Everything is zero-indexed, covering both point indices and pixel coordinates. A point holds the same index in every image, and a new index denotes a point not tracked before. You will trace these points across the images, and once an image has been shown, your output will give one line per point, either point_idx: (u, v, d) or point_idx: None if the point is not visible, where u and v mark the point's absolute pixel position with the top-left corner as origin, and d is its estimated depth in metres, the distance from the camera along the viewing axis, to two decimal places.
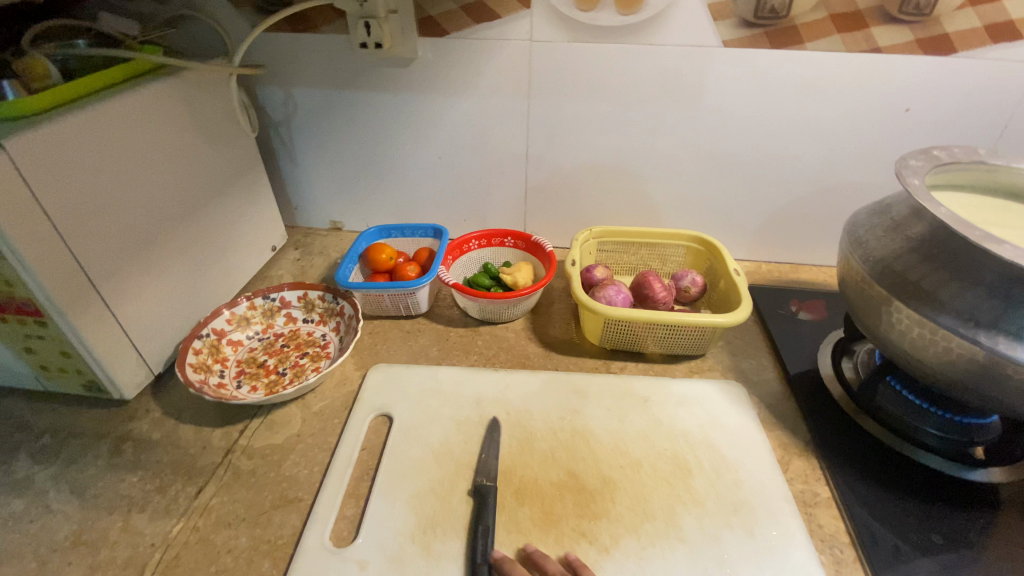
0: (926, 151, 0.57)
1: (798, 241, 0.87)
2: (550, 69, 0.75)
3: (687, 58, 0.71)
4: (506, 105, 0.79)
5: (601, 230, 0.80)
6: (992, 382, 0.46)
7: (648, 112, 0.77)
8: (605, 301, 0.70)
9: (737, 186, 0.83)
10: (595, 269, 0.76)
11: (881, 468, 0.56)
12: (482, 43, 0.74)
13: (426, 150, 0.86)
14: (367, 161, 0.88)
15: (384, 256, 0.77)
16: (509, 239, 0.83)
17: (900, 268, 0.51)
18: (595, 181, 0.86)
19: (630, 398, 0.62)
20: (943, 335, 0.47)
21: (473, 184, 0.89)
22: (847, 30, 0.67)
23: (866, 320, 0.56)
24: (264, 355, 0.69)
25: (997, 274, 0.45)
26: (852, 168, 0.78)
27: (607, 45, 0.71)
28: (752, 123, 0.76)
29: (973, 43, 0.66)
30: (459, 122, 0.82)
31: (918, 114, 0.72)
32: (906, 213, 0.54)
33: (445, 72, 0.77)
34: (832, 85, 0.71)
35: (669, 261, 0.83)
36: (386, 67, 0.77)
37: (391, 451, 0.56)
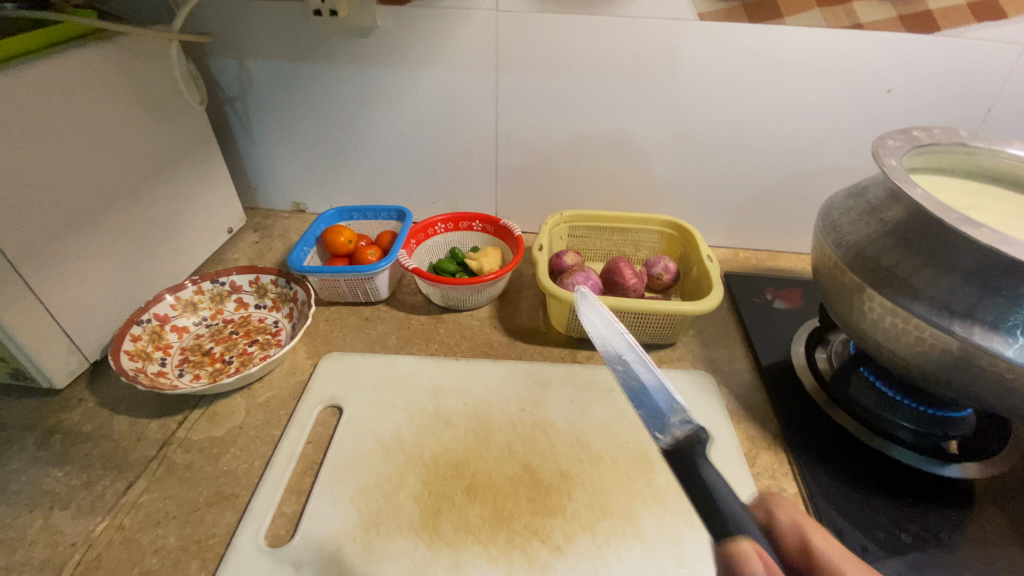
0: (905, 131, 0.54)
1: (774, 228, 0.85)
2: (518, 42, 0.71)
3: (661, 32, 0.68)
4: (473, 80, 0.75)
5: (573, 214, 0.77)
6: (964, 371, 0.44)
7: (621, 90, 0.73)
8: (573, 288, 0.67)
9: (713, 169, 0.80)
10: (565, 253, 0.73)
11: (850, 464, 0.54)
12: (446, 13, 0.69)
13: (391, 128, 0.82)
14: (329, 138, 0.84)
15: (343, 239, 0.74)
16: (477, 223, 0.79)
17: (874, 254, 0.48)
18: (567, 163, 0.82)
19: (595, 389, 0.59)
20: (916, 325, 0.45)
21: (442, 166, 0.85)
22: (828, 4, 0.63)
23: (839, 308, 0.54)
24: (211, 343, 0.65)
25: (973, 260, 0.43)
26: (831, 152, 0.75)
27: (576, 17, 0.67)
28: (729, 104, 0.73)
29: (955, 21, 0.63)
30: (425, 99, 0.78)
31: (900, 95, 0.69)
32: (883, 196, 0.51)
33: (409, 45, 0.73)
34: (811, 64, 0.68)
35: (643, 248, 0.80)
36: (345, 38, 0.73)
37: (338, 444, 0.53)
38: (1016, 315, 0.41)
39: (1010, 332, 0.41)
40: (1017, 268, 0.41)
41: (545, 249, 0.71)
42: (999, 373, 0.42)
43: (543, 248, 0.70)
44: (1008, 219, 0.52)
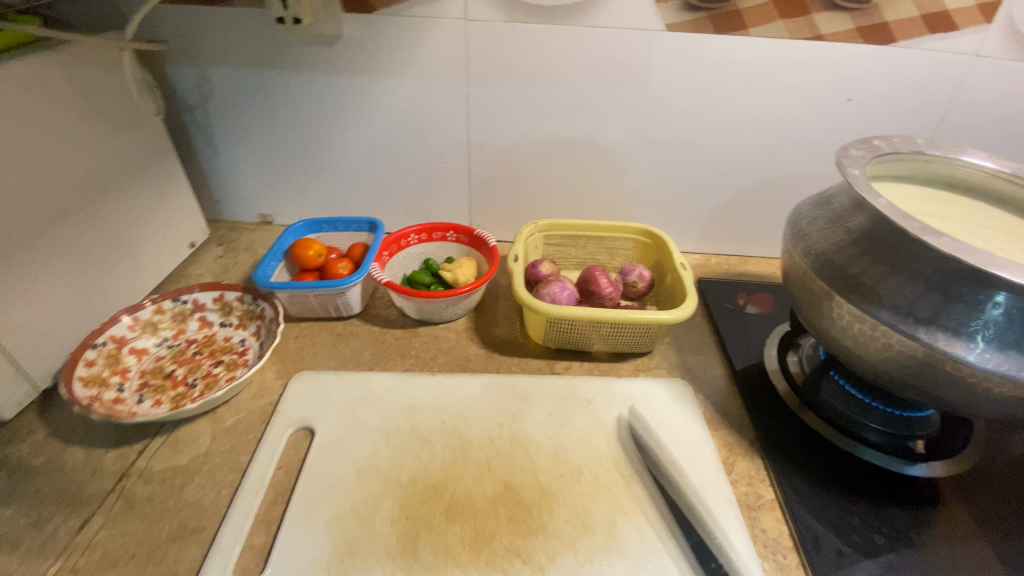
0: (866, 141, 0.55)
1: (744, 233, 0.86)
2: (488, 52, 0.70)
3: (630, 42, 0.68)
4: (444, 89, 0.74)
5: (547, 223, 0.77)
6: (929, 375, 0.45)
7: (593, 100, 0.74)
8: (549, 298, 0.67)
9: (684, 177, 0.81)
10: (541, 263, 0.73)
11: (824, 467, 0.55)
12: (414, 22, 0.68)
13: (360, 137, 0.80)
14: (295, 148, 0.81)
15: (312, 253, 0.72)
16: (451, 233, 0.78)
17: (841, 262, 0.49)
18: (541, 172, 0.82)
19: (573, 401, 0.59)
20: (883, 332, 0.46)
21: (413, 175, 0.84)
22: (791, 16, 0.65)
23: (809, 315, 0.55)
24: (172, 365, 0.62)
25: (934, 268, 0.44)
26: (796, 159, 0.77)
27: (545, 26, 0.67)
28: (698, 113, 0.74)
29: (910, 33, 0.65)
30: (395, 107, 0.76)
31: (860, 104, 0.71)
32: (848, 205, 0.53)
33: (377, 54, 0.71)
34: (775, 74, 0.69)
35: (617, 256, 0.80)
36: (310, 46, 0.71)
37: (310, 469, 0.51)
38: (977, 320, 0.42)
39: (972, 338, 0.42)
40: (976, 275, 0.42)
41: (521, 259, 0.70)
42: (963, 377, 0.43)
43: (519, 258, 0.69)
44: (972, 225, 0.53)
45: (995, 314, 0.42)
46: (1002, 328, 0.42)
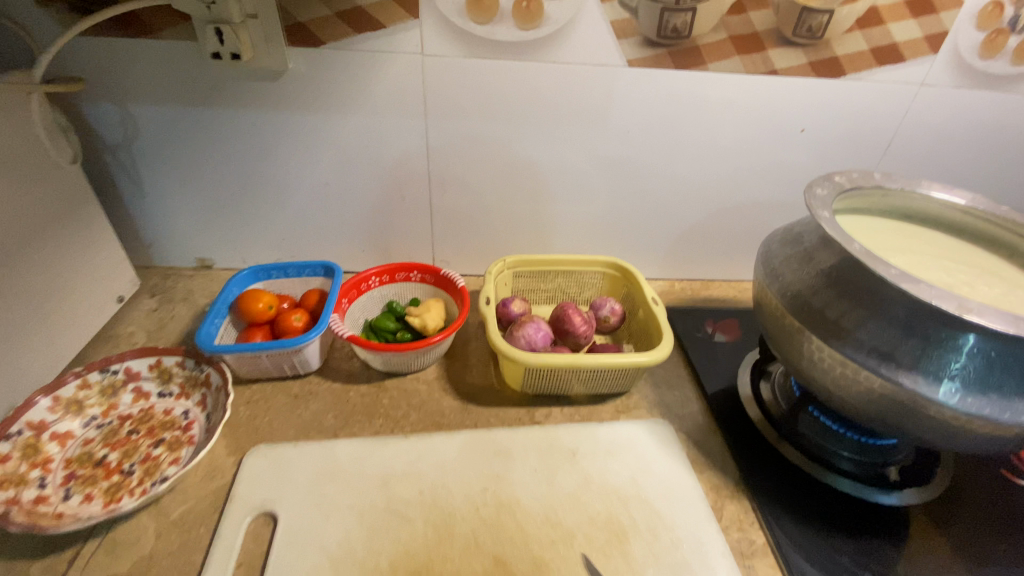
0: (828, 177, 0.57)
1: (705, 259, 0.88)
2: (446, 87, 0.67)
3: (593, 77, 0.67)
4: (401, 123, 0.70)
5: (515, 260, 0.74)
6: (908, 415, 0.45)
7: (556, 134, 0.72)
8: (524, 340, 0.65)
9: (647, 206, 0.81)
10: (512, 301, 0.70)
11: (809, 504, 0.55)
12: (367, 56, 0.64)
13: (310, 174, 0.74)
14: (237, 188, 0.75)
15: (261, 305, 0.66)
16: (415, 273, 0.74)
17: (816, 302, 0.50)
18: (505, 205, 0.80)
19: (558, 454, 0.56)
20: (863, 374, 0.46)
21: (370, 213, 0.79)
22: (747, 52, 0.66)
23: (783, 351, 0.55)
24: (104, 449, 0.55)
25: (902, 309, 0.45)
26: (752, 187, 0.79)
27: (505, 61, 0.65)
28: (660, 144, 0.74)
29: (859, 66, 0.67)
30: (348, 143, 0.71)
31: (811, 134, 0.74)
32: (816, 241, 0.54)
33: (327, 89, 0.66)
34: (733, 108, 0.70)
35: (587, 289, 0.79)
36: (251, 80, 0.65)
37: (277, 564, 0.45)
38: (951, 363, 0.43)
39: (949, 380, 0.43)
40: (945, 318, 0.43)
41: (492, 302, 0.67)
42: (941, 417, 0.44)
43: (491, 302, 0.66)
44: (937, 257, 0.54)
45: (964, 354, 0.43)
46: (972, 367, 0.43)
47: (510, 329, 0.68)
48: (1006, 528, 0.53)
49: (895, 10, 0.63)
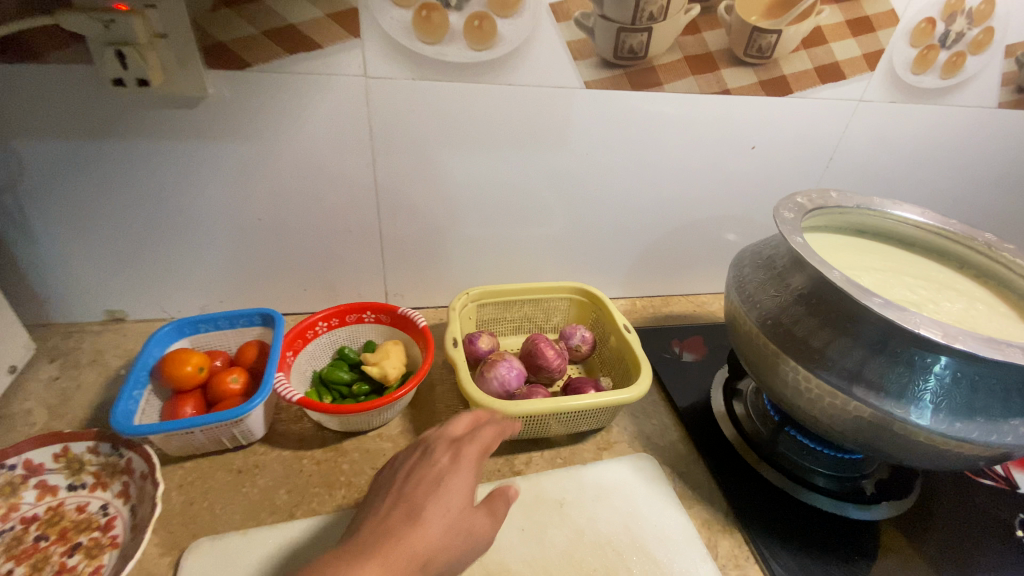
0: (791, 199, 0.56)
1: (664, 275, 0.88)
2: (394, 113, 0.61)
3: (550, 99, 0.64)
4: (344, 152, 0.63)
5: (480, 292, 0.70)
6: (888, 439, 0.44)
7: (512, 158, 0.69)
8: (497, 382, 0.60)
9: (607, 227, 0.79)
10: (480, 338, 0.66)
11: (797, 528, 0.54)
12: (302, 79, 0.57)
13: (241, 210, 0.66)
14: (153, 229, 0.65)
15: (189, 368, 0.57)
16: (368, 313, 0.67)
17: (791, 325, 0.48)
18: (462, 233, 0.75)
19: (544, 507, 0.53)
20: (832, 394, 0.45)
21: (313, 249, 0.72)
22: (701, 72, 0.65)
23: (761, 377, 0.54)
24: (5, 564, 0.46)
25: (872, 326, 0.44)
26: (707, 204, 0.80)
27: (458, 83, 0.60)
28: (618, 165, 0.72)
29: (805, 84, 0.69)
30: (283, 176, 0.64)
31: (761, 150, 0.75)
32: (788, 262, 0.53)
33: (257, 117, 0.59)
34: (688, 127, 0.70)
35: (554, 316, 0.76)
36: (164, 108, 0.56)
37: None
38: (919, 383, 0.42)
39: (917, 401, 0.42)
40: (908, 336, 0.42)
41: (460, 343, 0.62)
42: (911, 438, 0.43)
43: (458, 344, 0.61)
44: (897, 274, 0.56)
45: (931, 374, 0.42)
46: (947, 390, 0.42)
47: (480, 367, 0.63)
48: (977, 531, 0.55)
49: (837, 30, 0.65)
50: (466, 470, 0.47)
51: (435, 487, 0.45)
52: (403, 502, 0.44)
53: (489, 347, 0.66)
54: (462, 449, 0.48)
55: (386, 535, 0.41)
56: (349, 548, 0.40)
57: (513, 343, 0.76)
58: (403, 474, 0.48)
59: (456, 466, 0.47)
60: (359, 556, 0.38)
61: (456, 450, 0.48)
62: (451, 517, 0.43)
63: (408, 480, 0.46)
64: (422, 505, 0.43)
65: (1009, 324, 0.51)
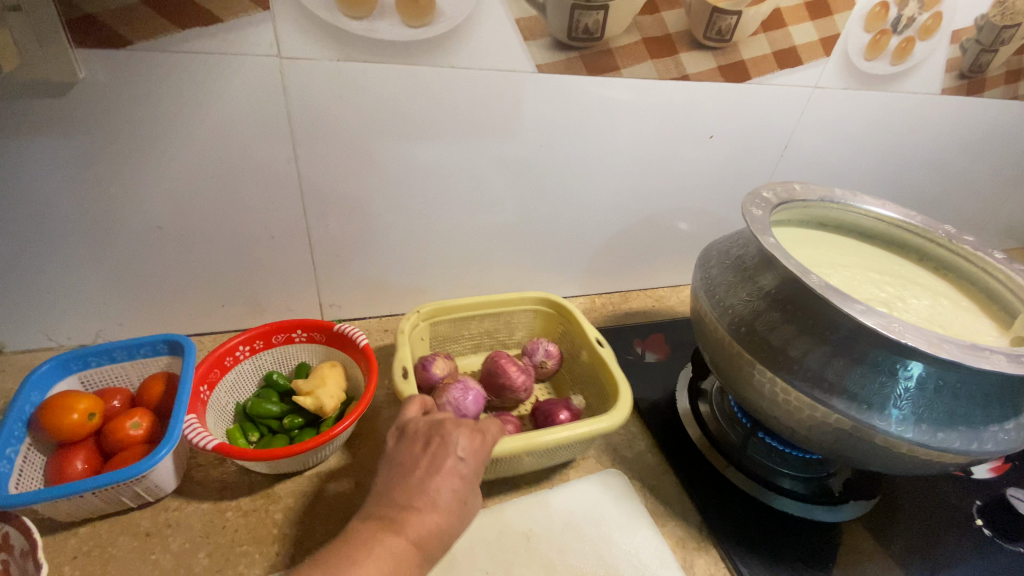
0: (758, 194, 0.53)
1: (622, 270, 0.85)
2: (317, 100, 0.53)
3: (498, 84, 0.57)
4: (260, 148, 0.54)
5: (431, 309, 0.64)
6: (868, 450, 0.42)
7: (459, 149, 0.61)
8: (452, 407, 0.55)
9: (563, 222, 0.74)
10: (434, 362, 0.60)
11: (770, 538, 0.52)
12: (200, 60, 0.47)
13: (136, 217, 0.55)
14: (23, 244, 0.54)
15: (76, 416, 0.47)
16: (299, 331, 0.59)
17: (764, 332, 0.45)
18: (405, 234, 0.67)
19: (509, 544, 0.48)
20: (810, 405, 0.43)
21: (232, 259, 0.62)
22: (660, 56, 0.61)
23: (731, 385, 0.51)
24: None
25: (852, 333, 0.41)
26: (665, 196, 0.76)
27: (391, 65, 0.52)
28: (572, 157, 0.67)
29: (763, 70, 0.66)
30: (187, 176, 0.54)
31: (719, 139, 0.72)
32: (758, 262, 0.49)
33: (147, 108, 0.49)
34: (646, 115, 0.65)
35: (516, 330, 0.71)
36: (18, 98, 0.45)
37: None
38: (901, 392, 0.40)
39: (898, 412, 0.40)
40: (890, 342, 0.40)
41: (409, 372, 0.55)
42: (891, 449, 0.41)
43: (408, 375, 0.54)
44: (863, 270, 0.54)
45: (912, 382, 0.40)
46: (928, 400, 0.40)
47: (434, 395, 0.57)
48: (939, 523, 0.56)
49: (795, 12, 0.62)
50: (487, 452, 0.44)
51: (455, 475, 0.41)
52: (430, 489, 0.40)
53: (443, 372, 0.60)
54: (483, 430, 0.45)
55: (416, 525, 0.38)
56: (385, 537, 0.36)
57: (473, 362, 0.70)
58: (414, 449, 0.43)
59: (479, 446, 0.43)
60: (379, 547, 0.35)
61: (477, 430, 0.44)
62: (467, 503, 0.41)
63: (426, 461, 0.42)
64: (447, 491, 0.40)
65: (974, 321, 0.50)
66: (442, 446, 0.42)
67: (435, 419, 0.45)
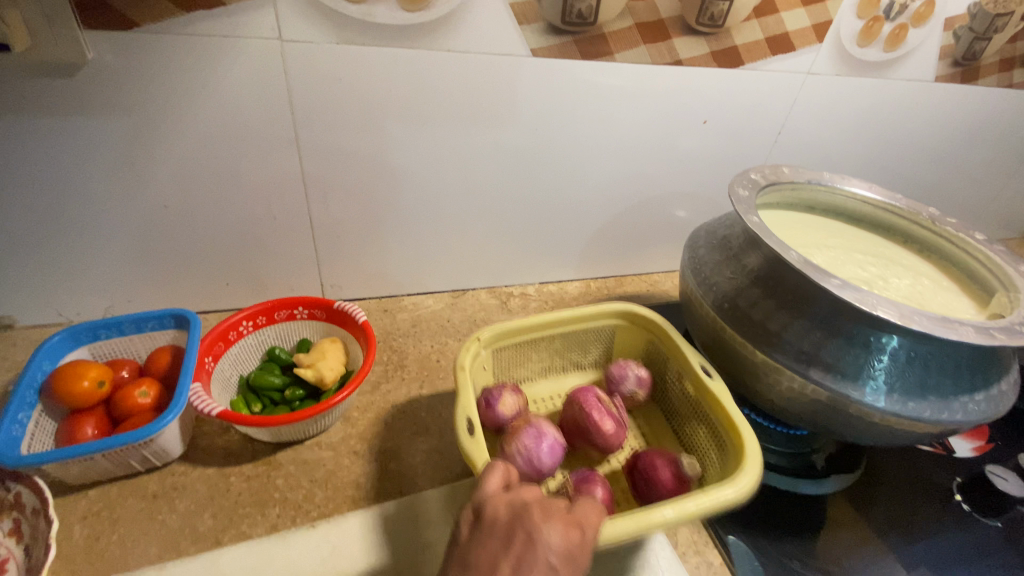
0: (745, 176, 0.54)
1: (618, 254, 0.86)
2: (317, 83, 0.54)
3: (493, 68, 0.59)
4: (262, 130, 0.56)
5: (493, 334, 0.57)
6: (842, 420, 0.44)
7: (456, 131, 0.63)
8: (523, 459, 0.50)
9: (559, 207, 0.76)
10: (500, 399, 0.55)
11: (752, 508, 0.54)
12: (202, 42, 0.49)
13: (142, 197, 0.57)
14: (34, 221, 0.56)
15: (87, 383, 0.49)
16: (300, 309, 0.61)
17: (746, 307, 0.47)
18: (403, 216, 0.69)
19: None
20: (790, 377, 0.44)
21: (236, 238, 0.64)
22: (653, 41, 0.62)
23: (718, 361, 0.52)
24: None
25: (830, 308, 0.43)
26: (659, 181, 0.78)
27: (389, 48, 0.54)
28: (568, 142, 0.69)
29: (756, 56, 0.67)
30: (191, 156, 0.56)
31: (712, 125, 0.73)
32: (743, 242, 0.51)
33: (151, 89, 0.50)
34: (640, 100, 0.67)
35: (590, 351, 0.65)
36: (31, 79, 0.47)
37: None
38: (875, 364, 0.42)
39: (873, 382, 0.42)
40: (866, 316, 0.42)
41: (476, 427, 0.48)
42: (867, 419, 0.43)
43: (475, 431, 0.47)
44: (848, 251, 0.55)
45: (887, 354, 0.42)
46: (901, 371, 0.41)
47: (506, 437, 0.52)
48: (918, 498, 0.58)
49: None
50: (586, 554, 0.34)
51: None
52: None
53: (513, 408, 0.56)
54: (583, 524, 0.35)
55: None
56: None
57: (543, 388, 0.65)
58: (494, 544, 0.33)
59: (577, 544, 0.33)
60: None
61: (572, 525, 0.34)
62: None
63: (507, 565, 0.31)
64: None
65: (953, 299, 0.51)
66: (529, 545, 0.32)
67: (518, 502, 0.35)
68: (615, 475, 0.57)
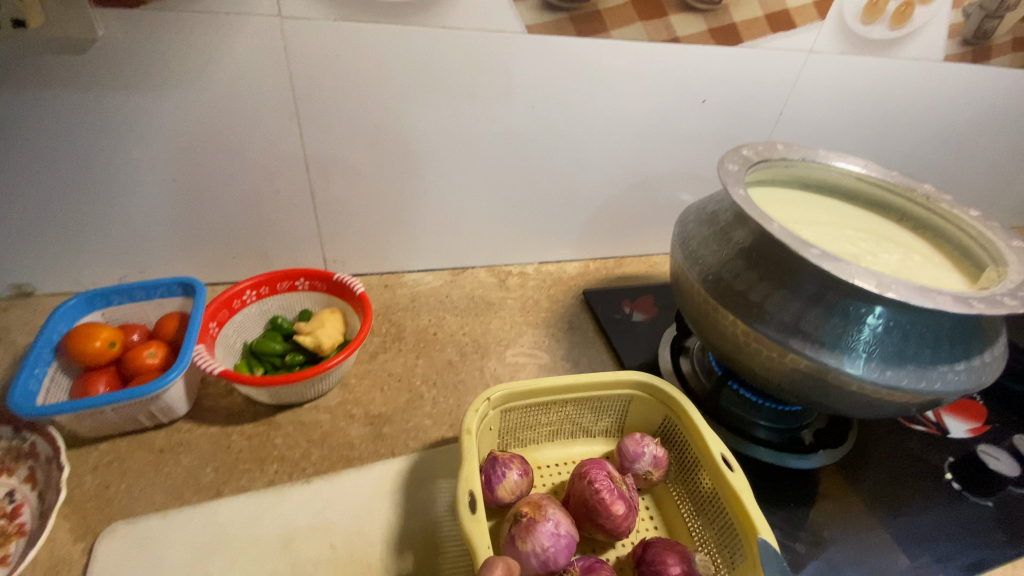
0: (736, 151, 0.54)
1: (618, 235, 0.87)
2: (317, 60, 0.56)
3: (489, 45, 0.60)
4: (265, 106, 0.58)
5: (504, 397, 0.52)
6: (822, 390, 0.45)
7: (454, 108, 0.64)
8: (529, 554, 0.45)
9: (558, 186, 0.77)
10: (500, 480, 0.50)
11: None
12: (205, 19, 0.51)
13: (152, 171, 0.60)
14: (51, 194, 0.59)
15: (99, 343, 0.52)
16: (301, 280, 0.63)
17: (729, 279, 0.47)
18: (403, 193, 0.71)
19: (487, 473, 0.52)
20: (772, 349, 0.45)
21: (241, 212, 0.67)
22: (649, 18, 0.62)
23: (704, 336, 0.53)
24: None
25: (812, 280, 0.44)
26: (659, 161, 0.78)
27: (386, 24, 0.55)
28: (565, 121, 0.69)
29: (755, 33, 0.66)
30: (197, 132, 0.58)
31: (711, 104, 0.73)
32: (730, 217, 0.51)
33: (158, 65, 0.52)
34: (637, 77, 0.67)
35: (603, 418, 0.59)
36: (46, 54, 0.49)
37: None
38: (854, 334, 0.42)
39: (853, 352, 0.42)
40: (846, 286, 0.42)
41: (478, 502, 0.43)
42: (846, 389, 0.43)
43: (477, 509, 0.42)
44: (838, 227, 0.55)
45: (867, 325, 0.42)
46: (881, 341, 0.42)
47: (509, 526, 0.47)
48: (906, 475, 0.58)
49: None
50: None
51: None
52: None
53: (513, 489, 0.50)
54: None
55: None
56: None
57: (550, 455, 0.58)
58: None
59: None
60: None
61: None
62: None
63: None
64: None
65: (941, 274, 0.51)
66: None
67: None
68: (620, 568, 0.51)
